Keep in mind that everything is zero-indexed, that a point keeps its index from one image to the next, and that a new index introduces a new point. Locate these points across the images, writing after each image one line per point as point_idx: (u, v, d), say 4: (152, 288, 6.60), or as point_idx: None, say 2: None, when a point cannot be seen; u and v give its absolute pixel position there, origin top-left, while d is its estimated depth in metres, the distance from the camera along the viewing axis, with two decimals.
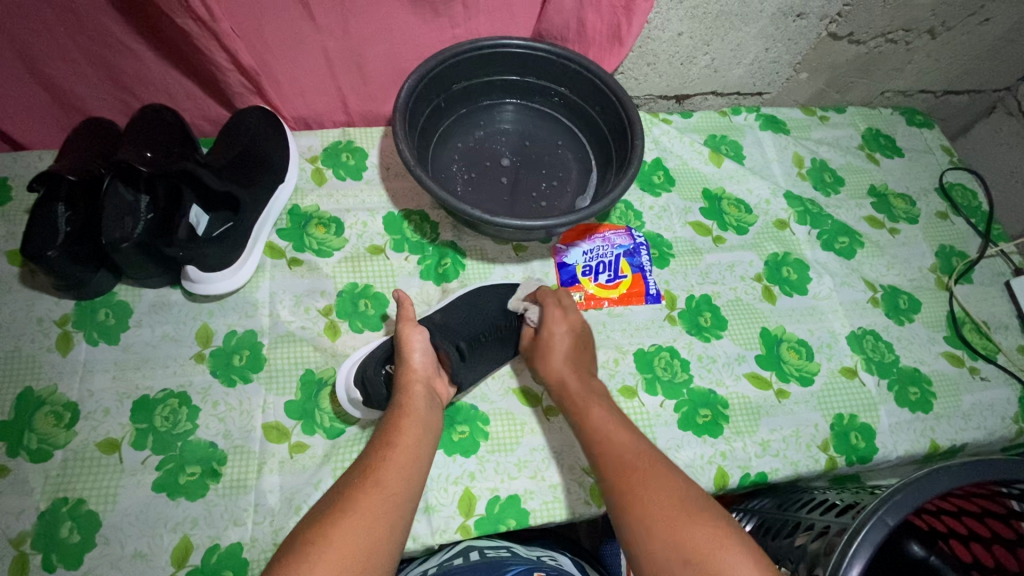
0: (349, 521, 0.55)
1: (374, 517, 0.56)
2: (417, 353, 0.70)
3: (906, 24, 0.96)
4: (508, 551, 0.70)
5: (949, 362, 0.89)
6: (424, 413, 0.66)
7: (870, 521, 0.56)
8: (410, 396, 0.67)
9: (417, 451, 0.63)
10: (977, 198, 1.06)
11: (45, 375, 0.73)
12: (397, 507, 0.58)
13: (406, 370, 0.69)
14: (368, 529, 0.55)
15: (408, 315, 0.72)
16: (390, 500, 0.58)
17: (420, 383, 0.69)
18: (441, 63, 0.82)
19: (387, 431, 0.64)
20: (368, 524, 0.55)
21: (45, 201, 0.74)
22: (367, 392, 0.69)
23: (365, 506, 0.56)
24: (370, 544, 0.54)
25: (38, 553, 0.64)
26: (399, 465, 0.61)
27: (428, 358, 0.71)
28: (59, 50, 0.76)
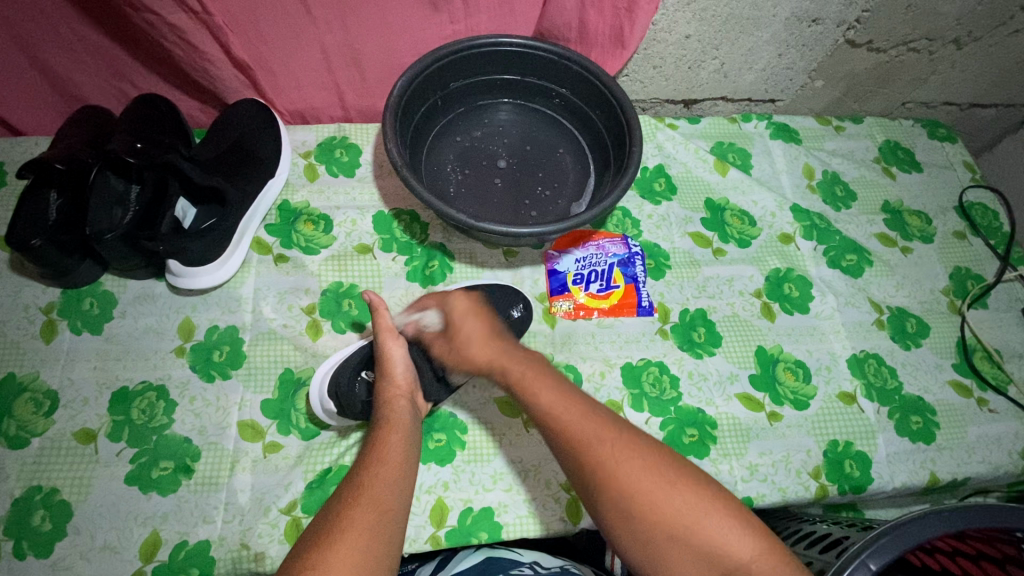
0: (346, 546, 0.50)
1: (371, 534, 0.52)
2: (400, 367, 0.67)
3: (930, 32, 0.91)
4: (531, 568, 0.66)
5: (956, 392, 0.85)
6: (410, 428, 0.64)
7: (852, 564, 0.54)
8: (395, 411, 0.64)
9: (405, 465, 0.60)
10: (998, 218, 1.01)
11: (28, 362, 0.73)
12: (392, 524, 0.54)
13: (388, 385, 0.66)
14: (370, 552, 0.51)
15: (386, 325, 0.69)
16: (386, 518, 0.54)
17: (404, 398, 0.66)
18: (436, 60, 0.80)
19: (374, 448, 0.61)
20: (368, 545, 0.51)
21: (35, 187, 0.74)
22: (342, 403, 0.68)
23: (361, 527, 0.52)
24: (373, 566, 0.50)
25: (9, 539, 0.65)
26: (388, 480, 0.57)
27: (409, 371, 0.68)
28: (55, 37, 0.76)
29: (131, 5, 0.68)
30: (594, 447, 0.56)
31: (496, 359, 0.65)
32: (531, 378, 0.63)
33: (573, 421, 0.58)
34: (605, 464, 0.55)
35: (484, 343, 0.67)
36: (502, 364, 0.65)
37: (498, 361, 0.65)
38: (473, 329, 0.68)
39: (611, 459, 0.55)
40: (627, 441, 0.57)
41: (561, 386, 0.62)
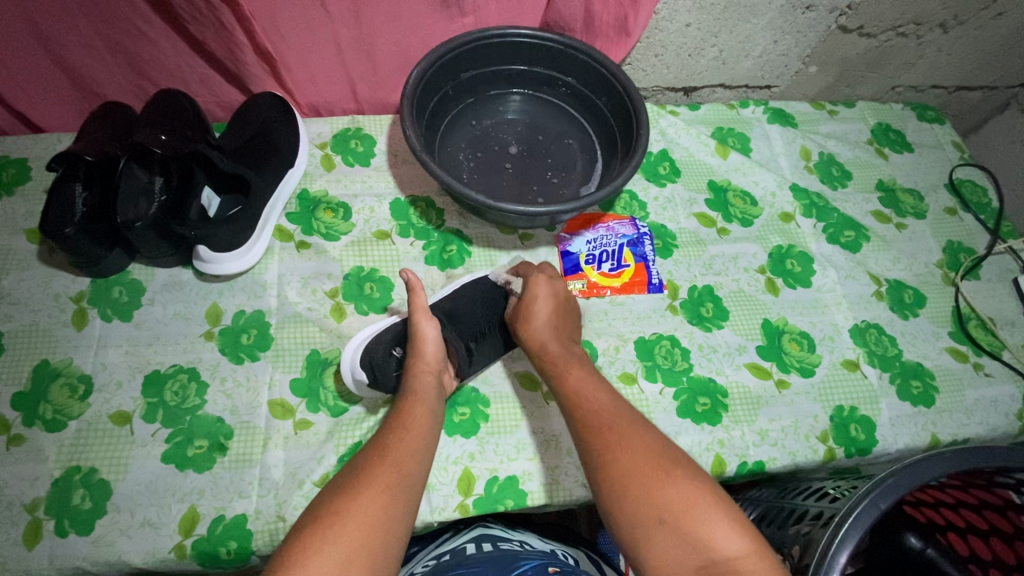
0: (367, 500, 0.54)
1: (389, 495, 0.55)
2: (430, 345, 0.71)
3: (917, 17, 0.95)
4: (520, 545, 0.73)
5: (952, 358, 0.89)
6: (433, 402, 0.67)
7: (862, 504, 0.58)
8: (421, 385, 0.67)
9: (427, 436, 0.63)
10: (987, 194, 1.05)
11: (61, 349, 0.75)
12: (412, 489, 0.58)
13: (418, 361, 0.69)
14: (384, 506, 0.54)
15: (421, 304, 0.72)
16: (406, 483, 0.57)
17: (431, 374, 0.69)
18: (449, 51, 0.83)
19: (398, 417, 0.64)
20: (387, 501, 0.55)
21: (62, 180, 0.76)
22: (376, 376, 0.71)
23: (382, 485, 0.56)
24: (387, 520, 0.54)
25: (51, 518, 0.67)
26: (412, 448, 0.61)
27: (439, 351, 0.71)
28: (78, 35, 0.78)
29: None
30: (610, 433, 0.62)
31: (548, 349, 0.72)
32: (572, 367, 0.71)
33: (602, 406, 0.65)
34: (610, 449, 0.60)
35: (548, 324, 0.74)
36: (557, 354, 0.72)
37: (548, 345, 0.73)
38: (545, 308, 0.75)
39: (614, 445, 0.60)
40: (638, 432, 0.61)
41: (592, 373, 0.71)
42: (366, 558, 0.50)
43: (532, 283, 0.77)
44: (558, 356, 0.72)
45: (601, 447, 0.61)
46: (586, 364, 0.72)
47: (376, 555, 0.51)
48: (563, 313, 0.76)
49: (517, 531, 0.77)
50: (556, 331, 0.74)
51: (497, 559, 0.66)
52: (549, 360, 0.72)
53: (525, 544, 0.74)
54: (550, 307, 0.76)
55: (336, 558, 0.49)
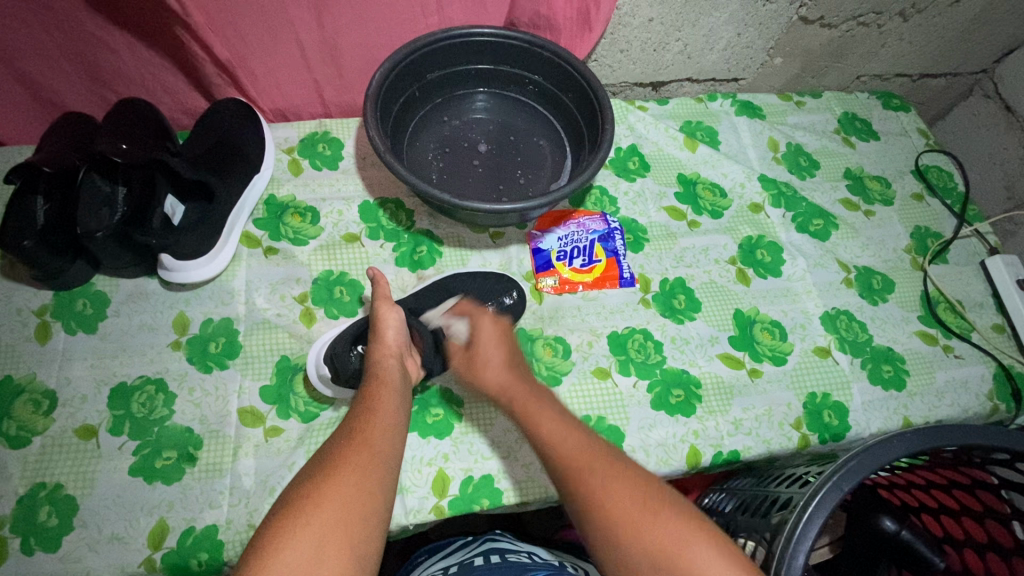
0: (340, 480, 0.54)
1: (364, 472, 0.55)
2: (392, 330, 0.71)
3: (876, 7, 0.97)
4: (529, 557, 0.71)
5: (922, 341, 0.90)
6: (398, 383, 0.66)
7: (826, 487, 0.59)
8: (384, 368, 0.67)
9: (396, 414, 0.63)
10: (953, 179, 1.07)
11: (24, 364, 0.74)
12: (385, 465, 0.58)
13: (379, 346, 0.69)
14: (360, 484, 0.54)
15: (384, 293, 0.74)
16: (378, 460, 0.57)
17: (394, 357, 0.69)
18: (413, 52, 0.83)
19: (365, 400, 0.64)
20: (360, 478, 0.55)
21: (22, 193, 0.75)
22: (336, 367, 0.71)
23: (353, 464, 0.56)
24: (365, 496, 0.54)
25: (17, 536, 0.65)
26: (382, 426, 0.61)
27: (401, 335, 0.71)
28: (33, 46, 0.77)
29: None
30: (590, 484, 0.57)
31: (508, 388, 0.68)
32: (535, 406, 0.65)
33: (572, 452, 0.60)
34: (595, 498, 0.56)
35: (503, 365, 0.71)
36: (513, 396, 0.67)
37: (507, 387, 0.68)
38: (489, 342, 0.73)
39: (599, 491, 0.56)
40: (624, 477, 0.58)
41: (562, 414, 0.65)
42: (344, 536, 0.50)
43: (478, 325, 0.74)
44: (525, 398, 0.67)
45: (591, 501, 0.56)
46: (559, 408, 0.66)
47: (354, 532, 0.51)
48: (510, 344, 0.74)
49: (522, 544, 0.77)
50: (510, 368, 0.70)
51: (506, 570, 0.65)
52: (518, 404, 0.66)
53: (534, 556, 0.73)
54: (485, 355, 0.72)
55: (313, 538, 0.49)
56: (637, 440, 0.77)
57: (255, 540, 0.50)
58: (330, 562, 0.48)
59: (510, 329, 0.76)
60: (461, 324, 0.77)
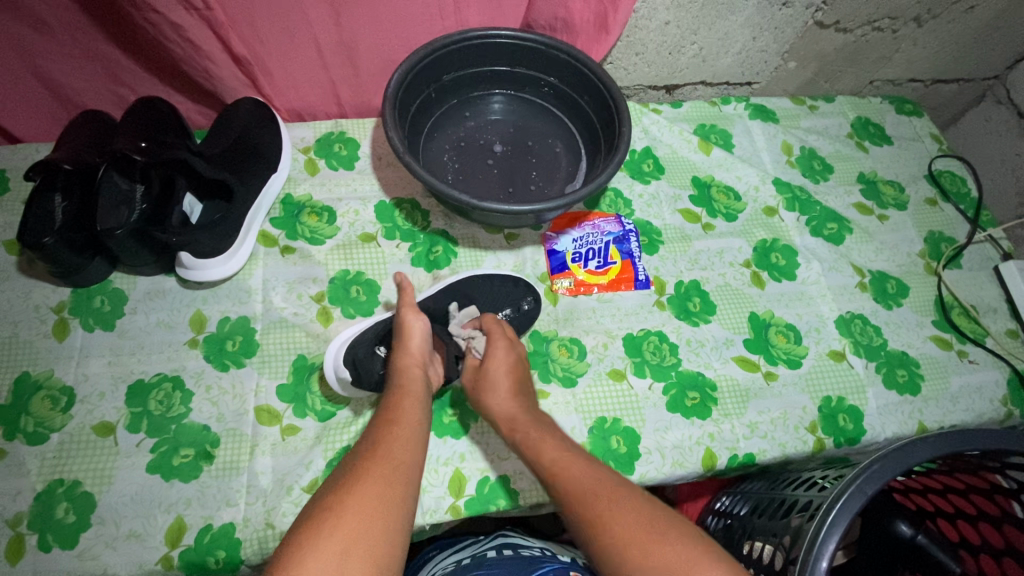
0: (363, 491, 0.54)
1: (386, 483, 0.55)
2: (417, 339, 0.70)
3: (892, 12, 0.97)
4: (542, 552, 0.72)
5: (937, 346, 0.90)
6: (421, 394, 0.66)
7: (850, 490, 0.59)
8: (408, 378, 0.67)
9: (418, 425, 0.63)
10: (966, 184, 1.07)
11: (41, 360, 0.74)
12: (408, 475, 0.58)
13: (403, 354, 0.69)
14: (382, 494, 0.54)
15: (409, 300, 0.72)
16: (400, 470, 0.57)
17: (418, 367, 0.69)
18: (431, 53, 0.83)
19: (387, 411, 0.64)
20: (384, 489, 0.55)
21: (41, 190, 0.75)
22: (358, 372, 0.70)
23: (376, 474, 0.56)
24: (386, 506, 0.53)
25: (34, 533, 0.65)
26: (404, 437, 0.61)
27: (426, 345, 0.71)
28: (54, 42, 0.77)
29: (135, 5, 0.70)
30: (602, 513, 0.55)
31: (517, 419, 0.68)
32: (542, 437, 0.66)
33: (588, 486, 0.59)
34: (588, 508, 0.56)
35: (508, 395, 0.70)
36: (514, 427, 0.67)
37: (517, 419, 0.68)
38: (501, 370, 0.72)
39: (610, 517, 0.55)
40: (639, 506, 0.56)
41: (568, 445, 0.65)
42: (367, 545, 0.50)
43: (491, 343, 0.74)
44: (528, 424, 0.67)
45: (602, 527, 0.54)
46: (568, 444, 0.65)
47: (378, 542, 0.51)
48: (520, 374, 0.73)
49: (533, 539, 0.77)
50: (516, 397, 0.70)
51: (520, 565, 0.65)
52: (521, 432, 0.67)
53: (547, 551, 0.73)
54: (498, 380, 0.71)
55: (336, 548, 0.49)
56: (653, 442, 0.77)
57: (281, 548, 0.50)
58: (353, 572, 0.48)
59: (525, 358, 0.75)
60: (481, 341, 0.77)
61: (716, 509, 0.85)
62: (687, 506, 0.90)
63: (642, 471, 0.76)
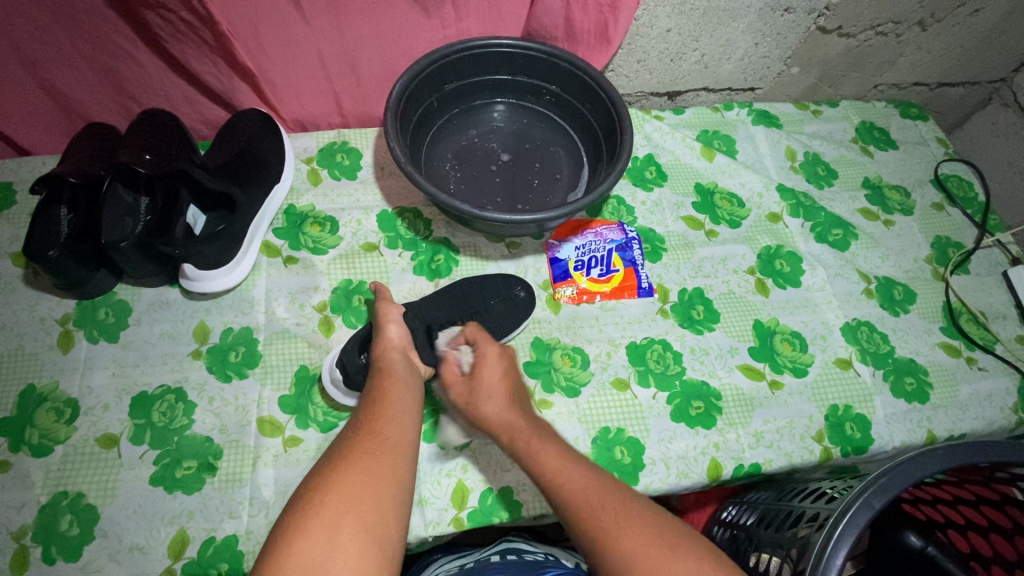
0: (349, 469, 0.54)
1: (371, 459, 0.56)
2: (393, 326, 0.72)
3: (895, 16, 0.96)
4: (544, 556, 0.71)
5: (945, 353, 0.89)
6: (405, 373, 0.67)
7: (856, 504, 0.57)
8: (388, 361, 0.68)
9: (410, 400, 0.64)
10: (973, 188, 1.05)
11: (47, 372, 0.74)
12: (397, 449, 0.58)
13: (382, 341, 0.70)
14: (367, 470, 0.54)
15: (386, 296, 0.76)
16: (387, 445, 0.58)
17: (397, 349, 0.70)
18: (433, 62, 0.83)
19: (373, 392, 0.64)
20: (369, 465, 0.55)
21: (47, 204, 0.76)
22: (345, 369, 0.71)
23: (362, 453, 0.56)
24: (373, 483, 0.54)
25: (38, 546, 0.65)
26: (396, 415, 0.61)
27: (404, 331, 0.72)
28: (60, 56, 0.78)
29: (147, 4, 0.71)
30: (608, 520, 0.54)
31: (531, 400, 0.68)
32: (537, 441, 0.61)
33: (584, 489, 0.56)
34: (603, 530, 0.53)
35: (503, 406, 0.64)
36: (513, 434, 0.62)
37: (513, 424, 0.63)
38: (493, 381, 0.66)
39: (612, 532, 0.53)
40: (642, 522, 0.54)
41: (564, 445, 0.61)
42: (355, 518, 0.51)
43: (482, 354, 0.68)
44: (527, 428, 0.62)
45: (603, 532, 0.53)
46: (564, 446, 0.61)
47: (371, 517, 0.51)
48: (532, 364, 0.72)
49: (537, 545, 0.77)
50: (512, 404, 0.65)
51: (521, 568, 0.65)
52: (521, 439, 0.61)
53: (550, 556, 0.72)
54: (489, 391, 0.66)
55: (323, 527, 0.50)
56: (658, 452, 0.76)
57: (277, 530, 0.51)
58: (344, 547, 0.49)
59: (515, 360, 0.69)
60: (468, 352, 0.72)
61: (723, 520, 0.84)
62: (693, 515, 0.89)
63: (647, 481, 0.75)
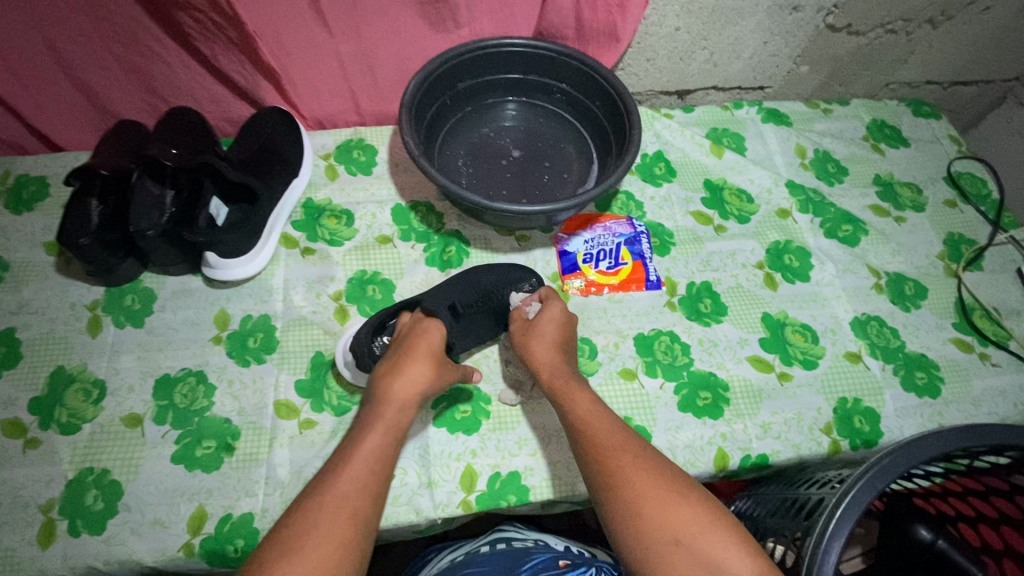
0: (315, 536, 0.52)
1: (340, 530, 0.53)
2: (416, 382, 0.61)
3: (904, 14, 0.97)
4: (534, 542, 0.74)
5: (957, 349, 0.88)
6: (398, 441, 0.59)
7: (859, 485, 0.58)
8: (389, 423, 0.59)
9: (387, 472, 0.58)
10: (987, 186, 1.05)
11: (76, 355, 0.78)
12: (366, 521, 0.55)
13: (398, 394, 0.60)
14: (333, 543, 0.52)
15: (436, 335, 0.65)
16: (358, 517, 0.54)
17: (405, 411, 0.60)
18: (447, 61, 0.86)
19: (357, 449, 0.58)
20: (336, 537, 0.52)
21: (79, 196, 0.79)
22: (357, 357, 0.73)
23: (333, 518, 0.53)
24: (336, 558, 0.52)
25: (65, 518, 0.68)
26: (369, 484, 0.56)
27: (422, 390, 0.61)
28: (93, 56, 0.82)
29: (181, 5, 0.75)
30: (620, 463, 0.61)
31: (557, 371, 0.71)
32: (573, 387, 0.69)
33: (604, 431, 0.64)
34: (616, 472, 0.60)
35: (553, 345, 0.73)
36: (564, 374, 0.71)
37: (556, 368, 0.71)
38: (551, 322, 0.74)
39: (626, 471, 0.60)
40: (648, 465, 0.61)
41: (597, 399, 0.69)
42: None
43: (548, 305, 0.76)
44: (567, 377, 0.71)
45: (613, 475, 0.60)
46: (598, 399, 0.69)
47: None
48: (570, 332, 0.75)
49: (530, 530, 0.79)
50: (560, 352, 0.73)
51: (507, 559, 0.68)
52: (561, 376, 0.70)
53: (541, 540, 0.75)
54: (549, 334, 0.74)
55: None
56: (665, 441, 0.77)
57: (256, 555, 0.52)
58: None
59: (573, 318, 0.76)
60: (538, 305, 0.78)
61: (730, 512, 0.84)
62: None
63: None
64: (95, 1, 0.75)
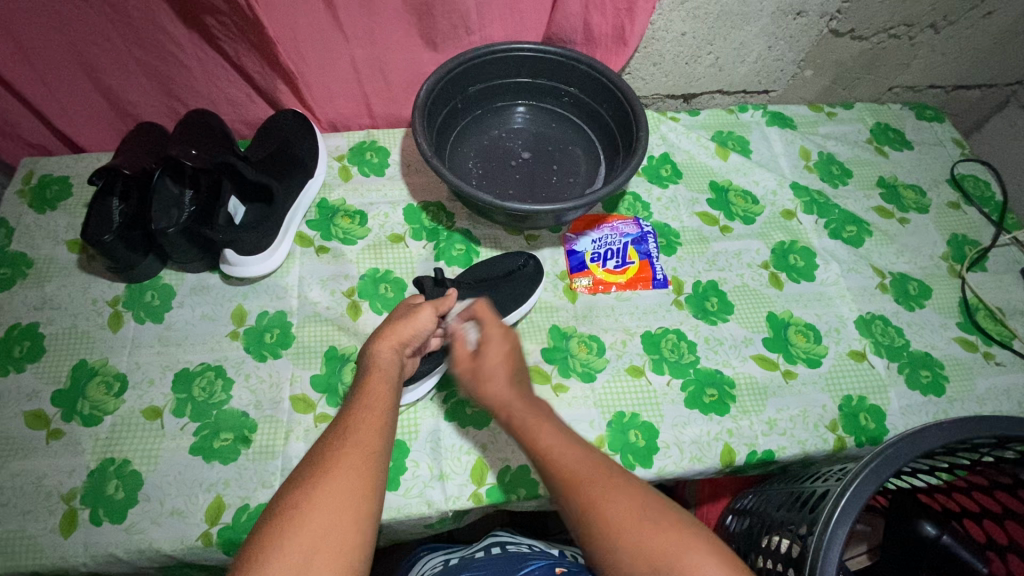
0: (329, 483, 0.52)
1: (353, 474, 0.53)
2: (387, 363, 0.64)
3: (906, 19, 0.98)
4: (528, 547, 0.75)
5: (961, 348, 0.89)
6: (387, 403, 0.61)
7: (861, 476, 0.59)
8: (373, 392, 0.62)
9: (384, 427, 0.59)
10: (990, 188, 1.06)
11: (97, 349, 0.80)
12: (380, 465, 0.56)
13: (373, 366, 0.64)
14: (350, 487, 0.52)
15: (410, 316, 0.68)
16: (372, 459, 0.55)
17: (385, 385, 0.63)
18: (458, 66, 0.88)
19: (348, 418, 0.58)
20: (353, 483, 0.53)
21: (101, 195, 0.82)
22: None
23: (346, 466, 0.54)
24: (355, 499, 0.52)
25: (86, 507, 0.70)
26: (370, 433, 0.57)
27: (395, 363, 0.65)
28: (116, 60, 0.85)
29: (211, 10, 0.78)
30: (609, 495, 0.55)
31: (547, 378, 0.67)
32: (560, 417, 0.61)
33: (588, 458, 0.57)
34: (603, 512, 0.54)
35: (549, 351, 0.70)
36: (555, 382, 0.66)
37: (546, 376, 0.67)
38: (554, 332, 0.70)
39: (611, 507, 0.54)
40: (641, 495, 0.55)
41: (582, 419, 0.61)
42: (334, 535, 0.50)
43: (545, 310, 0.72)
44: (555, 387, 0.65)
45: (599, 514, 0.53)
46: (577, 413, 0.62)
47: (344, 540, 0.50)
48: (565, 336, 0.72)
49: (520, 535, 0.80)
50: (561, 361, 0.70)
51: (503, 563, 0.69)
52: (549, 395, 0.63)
53: (534, 546, 0.76)
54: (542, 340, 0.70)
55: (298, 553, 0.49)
56: (672, 437, 0.78)
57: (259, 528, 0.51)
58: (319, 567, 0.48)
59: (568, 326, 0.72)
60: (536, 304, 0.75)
61: (736, 509, 0.85)
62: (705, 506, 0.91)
63: (661, 464, 0.77)
64: (119, 7, 0.77)
